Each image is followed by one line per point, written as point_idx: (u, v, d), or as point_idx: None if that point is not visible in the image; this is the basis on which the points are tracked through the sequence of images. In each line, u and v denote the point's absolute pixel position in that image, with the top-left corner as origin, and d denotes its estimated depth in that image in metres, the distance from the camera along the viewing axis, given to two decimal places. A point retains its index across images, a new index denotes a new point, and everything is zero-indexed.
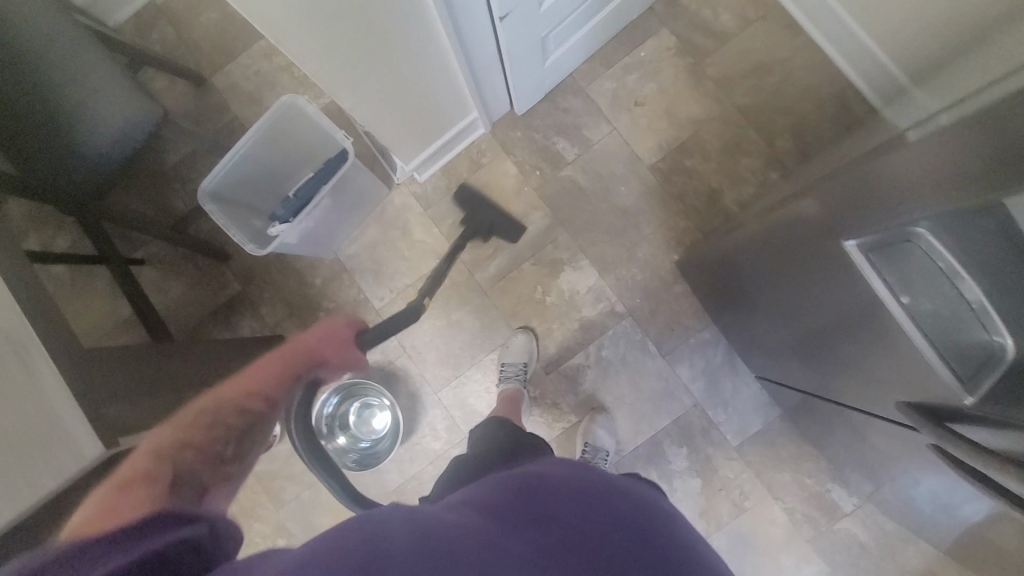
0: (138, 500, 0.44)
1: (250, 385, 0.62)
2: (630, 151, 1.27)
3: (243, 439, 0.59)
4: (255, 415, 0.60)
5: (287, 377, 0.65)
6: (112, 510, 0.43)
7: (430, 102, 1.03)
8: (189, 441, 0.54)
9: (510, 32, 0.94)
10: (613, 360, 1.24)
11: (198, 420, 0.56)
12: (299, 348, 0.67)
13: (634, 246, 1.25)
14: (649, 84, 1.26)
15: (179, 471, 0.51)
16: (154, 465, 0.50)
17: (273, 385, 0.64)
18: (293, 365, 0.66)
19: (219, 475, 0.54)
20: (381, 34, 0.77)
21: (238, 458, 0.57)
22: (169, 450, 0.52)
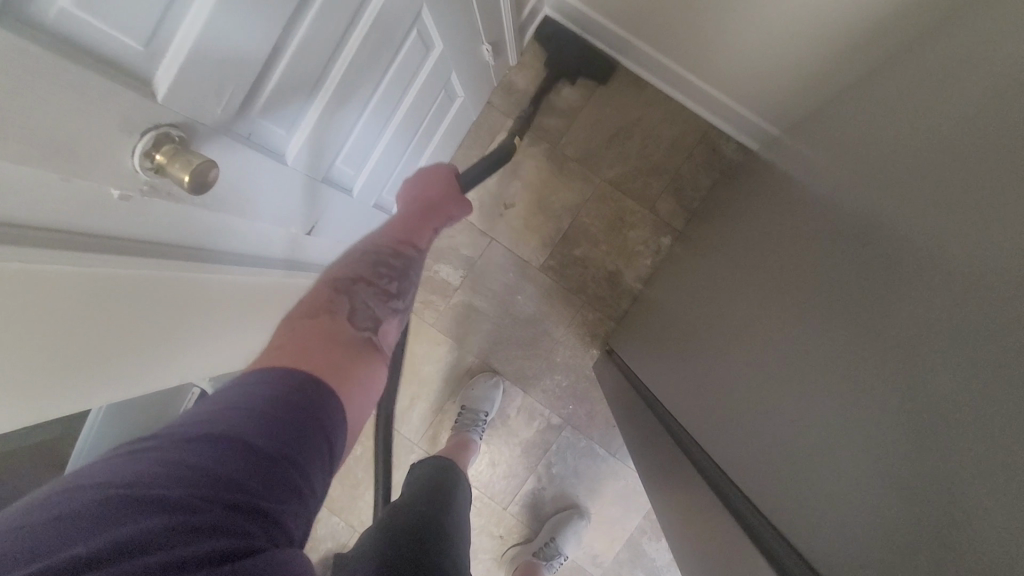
0: (329, 348, 0.49)
1: (392, 232, 0.72)
2: (516, 257, 1.19)
3: (406, 274, 0.70)
4: (409, 256, 0.72)
5: (421, 231, 0.75)
6: (300, 338, 0.48)
7: (277, 313, 0.94)
8: (358, 277, 0.63)
9: (330, 229, 0.85)
10: (566, 473, 1.18)
11: (362, 259, 0.66)
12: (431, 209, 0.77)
13: (550, 353, 1.19)
14: (513, 183, 1.19)
15: (354, 303, 0.59)
16: (337, 297, 0.58)
17: (420, 237, 0.75)
18: (430, 220, 0.78)
19: (387, 309, 0.63)
20: (173, 334, 0.68)
21: (401, 293, 0.67)
22: (342, 283, 0.61)
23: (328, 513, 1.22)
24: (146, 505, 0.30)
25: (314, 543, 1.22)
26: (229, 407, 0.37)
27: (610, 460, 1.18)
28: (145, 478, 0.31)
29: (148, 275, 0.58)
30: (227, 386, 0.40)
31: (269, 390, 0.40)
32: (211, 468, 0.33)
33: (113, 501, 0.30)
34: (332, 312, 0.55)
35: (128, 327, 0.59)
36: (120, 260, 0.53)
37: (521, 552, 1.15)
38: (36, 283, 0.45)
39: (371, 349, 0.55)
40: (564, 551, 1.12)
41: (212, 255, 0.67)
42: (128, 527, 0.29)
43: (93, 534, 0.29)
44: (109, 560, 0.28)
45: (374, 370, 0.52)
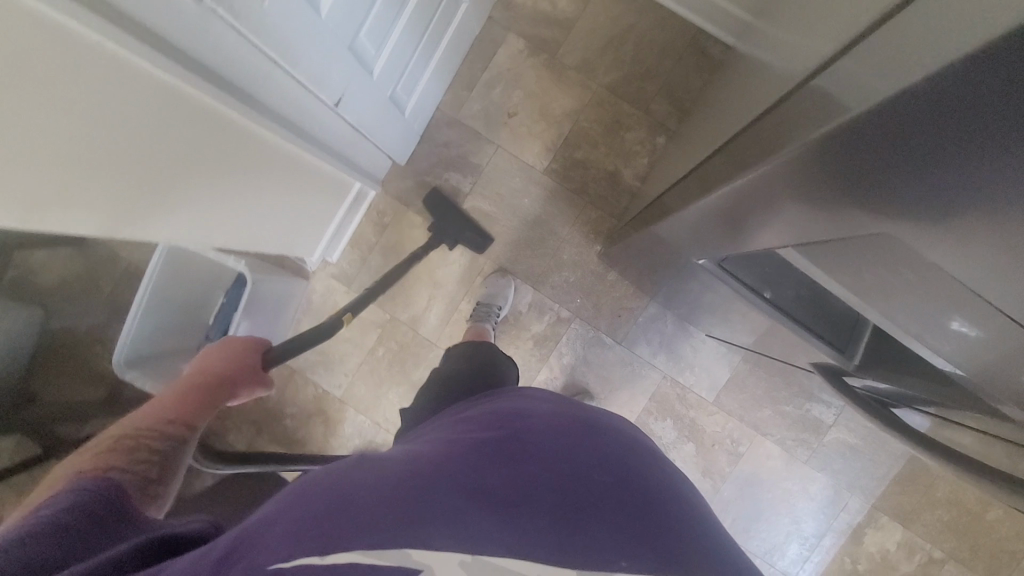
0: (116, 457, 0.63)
1: (155, 409, 0.78)
2: (521, 162, 1.27)
3: (168, 453, 0.72)
4: (179, 434, 0.76)
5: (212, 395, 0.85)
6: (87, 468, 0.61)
7: (306, 200, 1.01)
8: (144, 432, 0.72)
9: (352, 108, 0.92)
10: (575, 362, 1.27)
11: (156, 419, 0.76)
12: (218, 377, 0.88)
13: (557, 251, 1.27)
14: (515, 92, 1.26)
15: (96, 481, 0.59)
16: (119, 443, 0.67)
17: (188, 414, 0.80)
18: (211, 383, 0.87)
19: (141, 491, 0.63)
20: (222, 178, 0.76)
21: (175, 466, 0.72)
22: (82, 466, 0.61)
23: (355, 412, 1.31)
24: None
25: (343, 440, 1.31)
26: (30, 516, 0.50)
27: (617, 348, 1.26)
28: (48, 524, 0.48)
29: (209, 106, 0.65)
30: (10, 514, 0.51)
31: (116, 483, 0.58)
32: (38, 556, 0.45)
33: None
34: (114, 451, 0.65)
35: (188, 153, 0.67)
36: (192, 79, 0.60)
37: None
38: (126, 71, 0.53)
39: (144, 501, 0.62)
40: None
41: (255, 105, 0.73)
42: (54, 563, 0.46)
43: None
44: None
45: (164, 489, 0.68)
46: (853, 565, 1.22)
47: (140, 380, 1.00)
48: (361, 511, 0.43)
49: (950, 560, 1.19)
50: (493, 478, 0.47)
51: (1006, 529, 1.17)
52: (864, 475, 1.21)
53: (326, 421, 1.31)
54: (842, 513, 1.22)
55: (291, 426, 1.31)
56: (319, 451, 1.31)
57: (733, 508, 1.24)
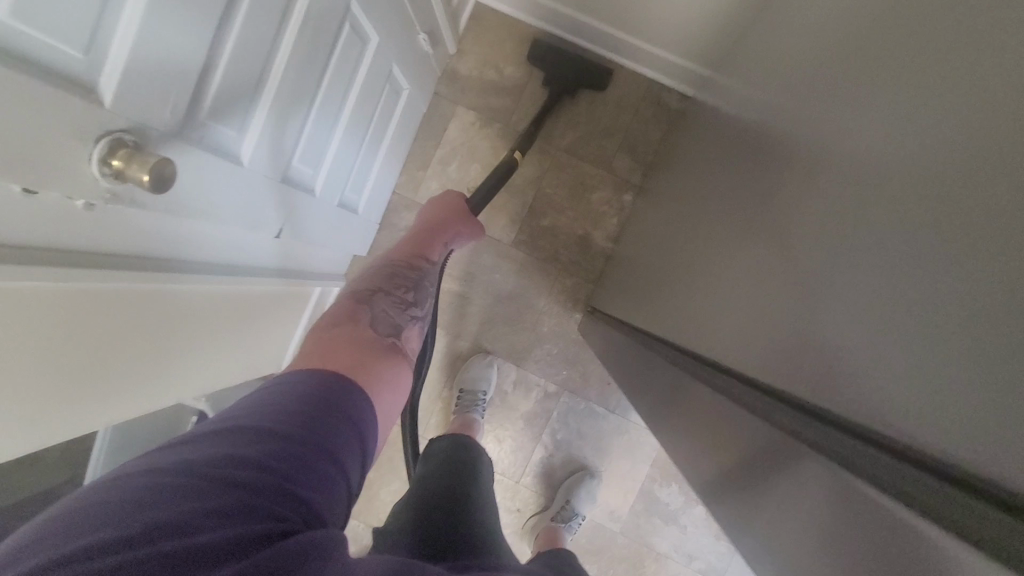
0: (352, 352, 0.58)
1: (405, 248, 0.85)
2: (487, 237, 1.22)
3: (416, 285, 0.81)
4: (421, 270, 0.84)
5: (432, 244, 0.88)
6: (329, 337, 0.60)
7: (264, 324, 0.96)
8: (379, 287, 0.75)
9: (298, 231, 0.86)
10: (570, 436, 1.22)
11: (379, 272, 0.78)
12: (440, 227, 0.91)
13: (536, 324, 1.22)
14: (472, 167, 1.21)
15: (376, 312, 0.70)
16: (357, 307, 0.69)
17: (423, 251, 0.87)
18: (438, 238, 0.90)
19: (405, 315, 0.74)
20: (161, 343, 0.70)
21: (418, 301, 0.79)
22: (363, 295, 0.72)
23: None
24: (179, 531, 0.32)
25: None
26: (265, 412, 0.44)
27: (611, 417, 1.21)
28: (230, 454, 0.39)
29: (126, 290, 0.59)
30: (269, 391, 0.47)
31: (304, 398, 0.47)
32: (227, 474, 0.37)
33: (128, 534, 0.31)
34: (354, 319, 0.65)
35: (111, 338, 0.61)
36: (97, 274, 0.54)
37: (540, 519, 1.18)
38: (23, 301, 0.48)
39: (395, 353, 0.65)
40: (582, 511, 1.15)
41: (178, 268, 0.67)
42: (184, 504, 0.34)
43: (116, 526, 0.32)
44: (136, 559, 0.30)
45: (395, 374, 0.62)
46: None
47: None
48: None
49: None
50: None
51: None
52: None
53: None
54: None
55: None
56: None
57: None
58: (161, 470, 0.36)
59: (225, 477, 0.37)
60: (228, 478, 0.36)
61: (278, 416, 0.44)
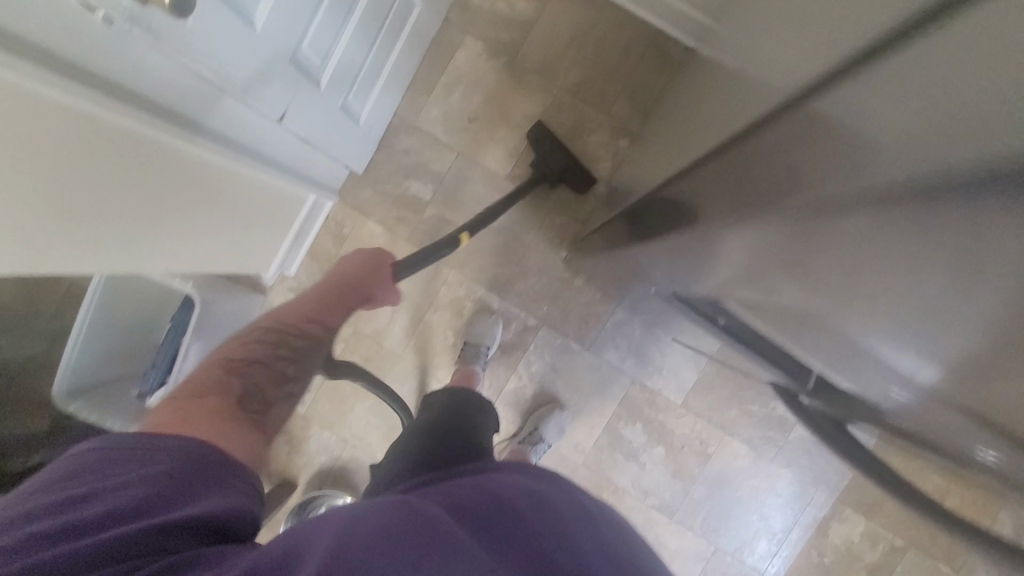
0: (210, 420, 0.58)
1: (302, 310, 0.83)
2: (483, 169, 1.24)
3: (306, 352, 0.79)
4: (314, 334, 0.81)
5: (335, 308, 0.86)
6: (177, 411, 0.59)
7: (258, 217, 0.98)
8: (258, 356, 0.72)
9: (298, 122, 0.87)
10: (544, 370, 1.26)
11: (264, 336, 0.76)
12: (343, 282, 0.91)
13: (522, 258, 1.25)
14: (475, 97, 1.23)
15: (248, 384, 0.68)
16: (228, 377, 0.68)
17: (326, 314, 0.85)
18: (345, 301, 0.89)
19: (282, 392, 0.72)
20: (154, 200, 0.71)
21: (297, 377, 0.75)
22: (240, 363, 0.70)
23: (320, 429, 1.27)
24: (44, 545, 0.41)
25: (309, 457, 1.27)
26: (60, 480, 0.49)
27: (586, 355, 1.25)
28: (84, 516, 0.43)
29: (126, 127, 0.60)
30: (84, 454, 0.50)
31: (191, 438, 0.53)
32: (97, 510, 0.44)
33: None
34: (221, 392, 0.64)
35: (108, 179, 0.62)
36: (103, 102, 0.56)
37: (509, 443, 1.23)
38: (32, 104, 0.49)
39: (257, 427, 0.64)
40: (548, 439, 1.21)
41: (173, 122, 0.67)
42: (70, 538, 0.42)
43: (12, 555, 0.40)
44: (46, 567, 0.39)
45: (250, 439, 0.60)
46: (819, 559, 1.24)
47: (87, 413, 0.95)
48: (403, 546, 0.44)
49: (910, 549, 1.22)
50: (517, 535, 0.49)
51: None
52: (830, 470, 1.23)
53: (291, 440, 1.27)
54: (808, 507, 1.24)
55: None
56: (284, 471, 1.27)
57: (704, 508, 1.25)
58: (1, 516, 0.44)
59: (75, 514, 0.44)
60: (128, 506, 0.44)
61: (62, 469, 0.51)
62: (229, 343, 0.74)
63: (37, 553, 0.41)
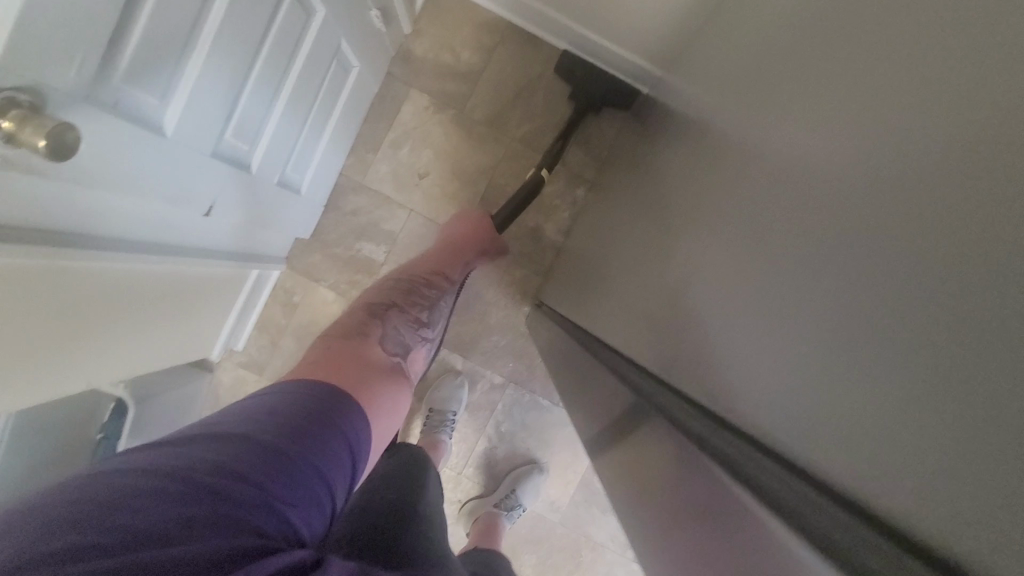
0: (352, 369, 0.78)
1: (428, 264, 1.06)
2: (437, 226, 1.19)
3: (430, 302, 1.04)
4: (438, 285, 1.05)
5: (454, 263, 1.07)
6: (345, 348, 0.83)
7: (192, 309, 0.91)
8: (395, 302, 0.97)
9: (226, 210, 0.81)
10: (514, 428, 1.22)
11: (397, 287, 1.01)
12: (457, 247, 1.09)
13: (484, 315, 1.21)
14: (424, 152, 1.18)
15: (386, 327, 0.93)
16: (373, 321, 0.93)
17: (448, 270, 1.07)
18: (458, 257, 1.09)
19: (415, 332, 0.98)
20: (69, 327, 0.64)
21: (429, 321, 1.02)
22: (376, 307, 0.95)
23: None
24: (134, 507, 0.39)
25: None
26: (263, 414, 0.54)
27: (557, 411, 1.22)
28: (188, 466, 0.43)
29: (23, 265, 0.53)
30: (263, 397, 0.58)
31: (273, 421, 0.53)
32: (204, 474, 0.43)
33: (144, 492, 0.40)
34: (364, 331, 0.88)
35: (10, 321, 0.55)
36: None
37: (480, 503, 1.19)
38: None
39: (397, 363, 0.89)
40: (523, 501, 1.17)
41: (82, 242, 0.61)
42: (160, 505, 0.39)
43: (93, 524, 0.37)
44: (111, 550, 0.36)
45: (390, 383, 0.83)
46: None
47: None
48: None
49: None
50: None
51: None
52: None
53: None
54: None
55: None
56: None
57: None
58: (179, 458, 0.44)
59: (213, 474, 0.44)
60: (213, 476, 0.43)
61: (281, 394, 0.59)
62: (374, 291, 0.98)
63: (132, 517, 0.38)
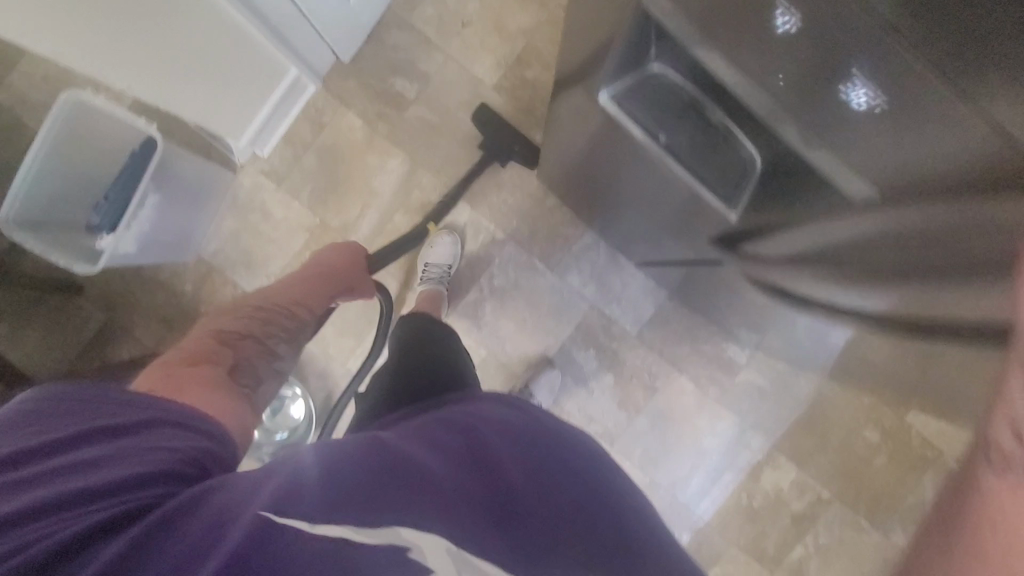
0: (194, 386, 0.63)
1: (297, 291, 0.89)
2: (470, 76, 1.23)
3: (294, 333, 0.85)
4: (301, 317, 0.87)
5: (320, 292, 0.92)
6: (173, 375, 0.64)
7: (229, 70, 0.97)
8: (248, 331, 0.78)
9: None
10: (507, 285, 1.25)
11: (254, 313, 0.81)
12: (329, 273, 0.96)
13: (498, 170, 1.24)
14: (471, 2, 1.22)
15: (238, 356, 0.74)
16: (219, 348, 0.73)
17: (313, 297, 0.90)
18: (326, 285, 0.94)
19: (268, 365, 0.78)
20: None
21: (286, 352, 0.83)
22: (229, 335, 0.75)
23: None
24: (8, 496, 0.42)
25: None
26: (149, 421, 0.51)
27: (551, 275, 1.25)
28: (69, 461, 0.45)
29: None
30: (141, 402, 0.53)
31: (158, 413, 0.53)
32: (87, 471, 0.44)
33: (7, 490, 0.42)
34: (214, 361, 0.70)
35: None
36: None
37: None
38: None
39: (240, 395, 0.69)
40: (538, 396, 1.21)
41: None
42: (21, 497, 0.42)
43: None
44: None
45: (225, 400, 0.64)
46: (749, 502, 1.27)
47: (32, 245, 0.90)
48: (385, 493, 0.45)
49: (836, 501, 1.26)
50: (470, 483, 0.49)
51: (889, 475, 1.24)
52: (769, 416, 1.26)
53: None
54: (744, 451, 1.26)
55: None
56: None
57: (645, 439, 1.27)
58: (43, 452, 0.46)
59: (79, 458, 0.45)
60: (88, 468, 0.44)
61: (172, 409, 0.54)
62: (219, 318, 0.79)
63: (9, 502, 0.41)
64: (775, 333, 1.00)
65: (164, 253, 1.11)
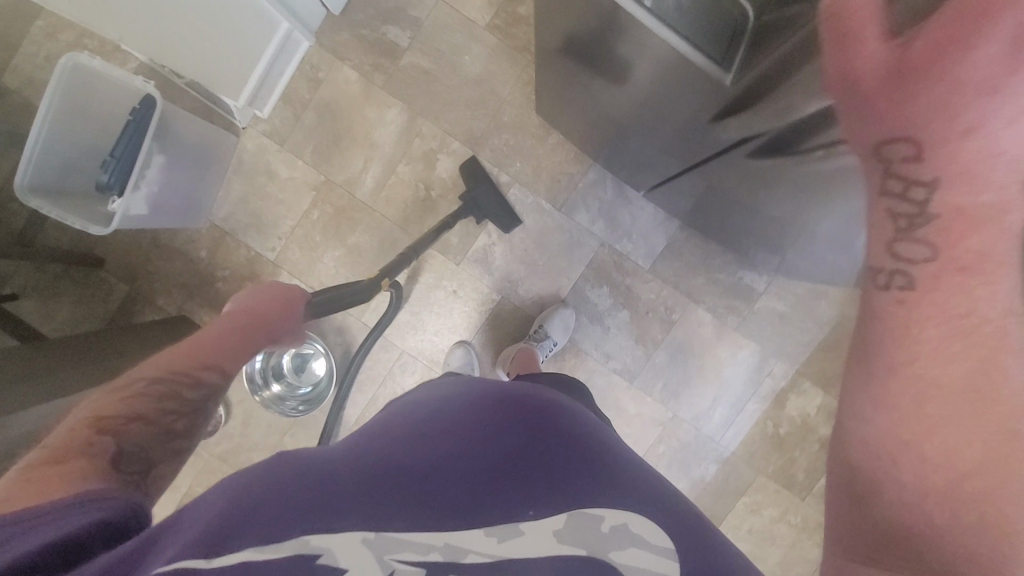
0: (52, 489, 0.46)
1: (209, 350, 0.76)
2: (462, 17, 1.21)
3: (195, 409, 0.70)
4: (210, 381, 0.73)
5: (241, 346, 0.81)
6: (35, 479, 0.48)
7: (215, 17, 0.96)
8: (140, 409, 0.62)
9: None
10: (515, 228, 1.25)
11: (154, 385, 0.66)
12: (256, 315, 0.87)
13: (497, 112, 1.23)
14: None
15: (123, 443, 0.58)
16: (95, 437, 0.56)
17: (230, 357, 0.79)
18: (244, 335, 0.83)
19: (167, 448, 0.63)
20: None
21: (187, 431, 0.67)
22: (112, 420, 0.59)
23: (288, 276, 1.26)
24: None
25: None
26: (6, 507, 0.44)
27: (558, 215, 1.24)
28: None
29: None
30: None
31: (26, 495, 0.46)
32: None
33: None
34: (87, 453, 0.53)
35: None
36: None
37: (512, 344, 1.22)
38: None
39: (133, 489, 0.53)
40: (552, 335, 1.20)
41: None
42: None
43: None
44: None
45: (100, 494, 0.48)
46: (775, 430, 1.25)
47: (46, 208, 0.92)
48: (318, 496, 0.46)
49: None
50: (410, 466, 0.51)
51: None
52: (792, 342, 1.23)
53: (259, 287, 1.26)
54: (767, 378, 1.24)
55: (222, 290, 1.25)
56: None
57: (665, 374, 1.26)
58: None
59: None
60: None
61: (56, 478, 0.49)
62: (99, 400, 0.62)
63: None
64: (791, 251, 0.96)
65: (175, 218, 1.14)
